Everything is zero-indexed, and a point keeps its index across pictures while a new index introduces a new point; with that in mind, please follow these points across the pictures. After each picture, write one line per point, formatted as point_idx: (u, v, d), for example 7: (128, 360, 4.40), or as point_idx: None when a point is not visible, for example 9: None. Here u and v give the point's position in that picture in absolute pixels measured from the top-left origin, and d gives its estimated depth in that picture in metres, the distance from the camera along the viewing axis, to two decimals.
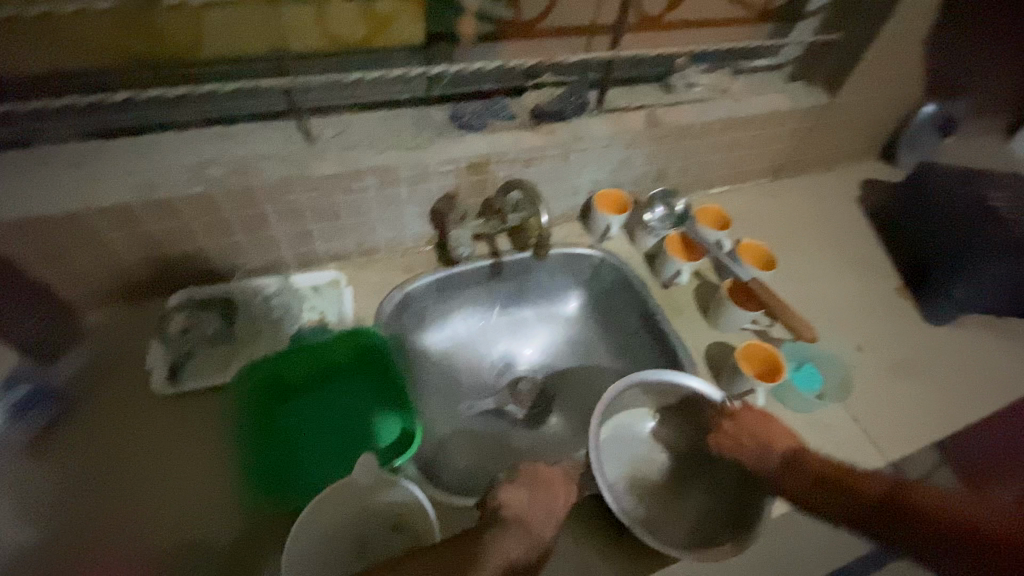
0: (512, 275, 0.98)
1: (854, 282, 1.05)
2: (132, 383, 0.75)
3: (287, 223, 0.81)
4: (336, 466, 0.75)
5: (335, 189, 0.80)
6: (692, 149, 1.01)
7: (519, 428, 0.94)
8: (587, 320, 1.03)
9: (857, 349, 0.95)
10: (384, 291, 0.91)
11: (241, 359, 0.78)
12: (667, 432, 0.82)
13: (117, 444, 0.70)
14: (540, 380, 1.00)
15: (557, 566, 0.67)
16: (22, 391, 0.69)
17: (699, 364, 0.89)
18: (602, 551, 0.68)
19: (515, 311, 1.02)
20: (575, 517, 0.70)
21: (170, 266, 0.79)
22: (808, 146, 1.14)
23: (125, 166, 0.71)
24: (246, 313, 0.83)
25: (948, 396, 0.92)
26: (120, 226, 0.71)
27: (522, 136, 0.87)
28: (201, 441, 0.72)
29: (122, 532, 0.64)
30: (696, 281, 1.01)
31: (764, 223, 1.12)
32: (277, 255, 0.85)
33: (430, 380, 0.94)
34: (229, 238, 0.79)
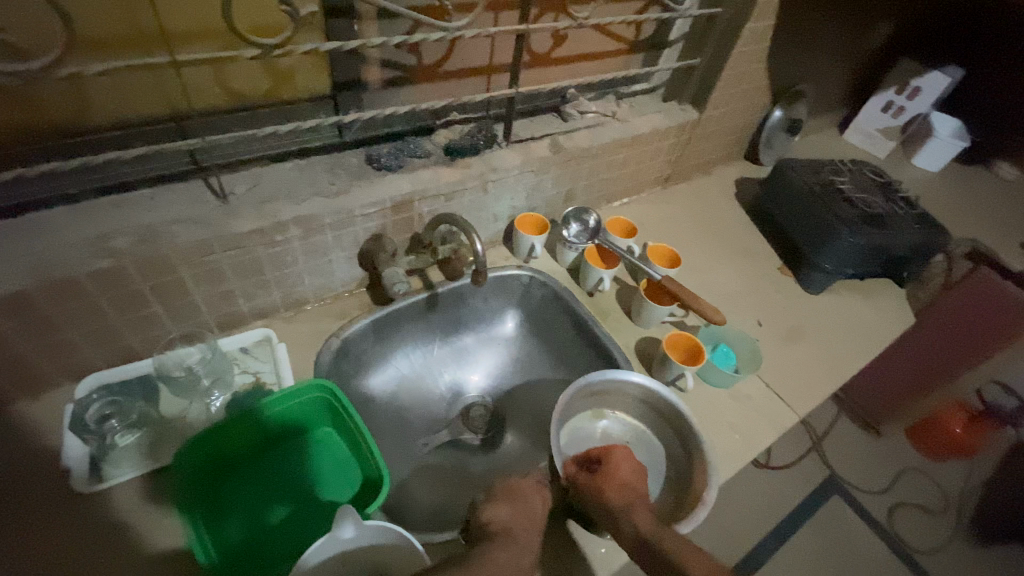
0: (447, 306, 1.01)
1: (745, 267, 1.20)
2: (41, 492, 0.66)
3: (209, 285, 0.78)
4: (300, 534, 0.70)
5: (258, 243, 0.78)
6: (593, 168, 1.12)
7: (476, 453, 0.95)
8: (524, 336, 1.08)
9: (758, 325, 1.09)
10: (321, 340, 0.89)
11: (174, 440, 0.73)
12: (617, 429, 0.88)
13: (32, 563, 0.61)
14: (490, 403, 1.03)
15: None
16: None
17: (632, 361, 0.97)
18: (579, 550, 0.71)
19: (455, 340, 1.05)
20: (558, 522, 0.74)
21: (75, 351, 0.72)
22: (688, 156, 1.30)
23: (11, 248, 0.64)
24: (173, 388, 0.77)
25: (832, 353, 1.08)
26: (12, 315, 0.63)
27: (441, 172, 0.92)
28: (139, 545, 0.64)
29: None
30: (616, 286, 1.10)
31: (664, 226, 1.25)
32: (198, 320, 0.81)
33: (380, 424, 0.92)
34: (144, 310, 0.74)
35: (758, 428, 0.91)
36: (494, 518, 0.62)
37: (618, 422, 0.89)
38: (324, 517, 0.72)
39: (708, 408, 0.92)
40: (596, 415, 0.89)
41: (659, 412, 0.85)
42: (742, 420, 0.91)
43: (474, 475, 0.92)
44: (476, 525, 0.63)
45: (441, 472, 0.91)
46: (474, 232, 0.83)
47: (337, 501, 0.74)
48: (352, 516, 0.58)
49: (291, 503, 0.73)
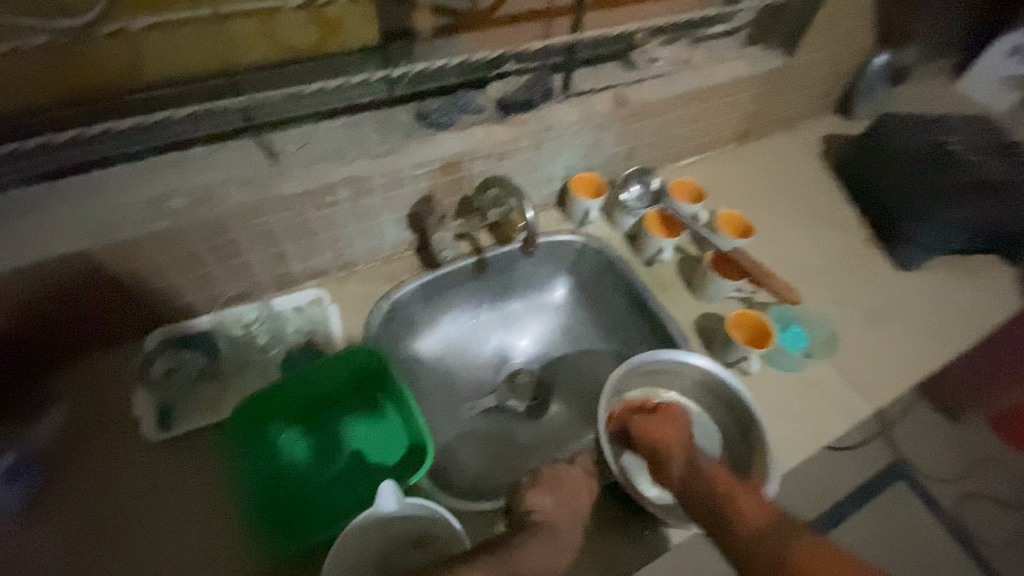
0: (496, 271, 0.97)
1: (826, 238, 1.08)
2: (115, 438, 0.70)
3: (262, 247, 0.78)
4: (349, 490, 0.73)
5: (308, 206, 0.77)
6: (660, 124, 1.02)
7: (521, 421, 0.94)
8: (575, 305, 1.04)
9: (837, 304, 0.98)
10: (371, 303, 0.89)
11: (233, 396, 0.75)
12: None
13: (111, 501, 0.66)
14: (537, 370, 1.00)
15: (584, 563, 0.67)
16: (5, 462, 0.64)
17: (691, 338, 0.91)
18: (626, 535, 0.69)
19: (504, 306, 1.02)
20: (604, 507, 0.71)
21: (142, 307, 0.75)
22: (769, 109, 1.16)
23: (81, 209, 0.67)
24: (231, 346, 0.79)
25: (921, 338, 0.96)
26: (84, 273, 0.67)
27: (493, 129, 0.86)
28: (204, 494, 0.68)
29: None
30: (678, 256, 1.03)
31: (735, 189, 1.14)
32: (254, 280, 0.82)
33: (427, 387, 0.93)
34: (202, 270, 0.75)
35: (827, 418, 0.84)
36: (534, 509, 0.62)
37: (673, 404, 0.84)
38: (371, 478, 0.74)
39: (773, 393, 0.85)
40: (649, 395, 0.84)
41: (717, 396, 0.80)
42: (810, 408, 0.85)
43: (520, 444, 0.91)
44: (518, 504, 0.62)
45: (486, 440, 0.91)
46: (527, 199, 0.79)
47: (384, 464, 0.76)
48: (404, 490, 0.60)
49: (342, 461, 0.76)
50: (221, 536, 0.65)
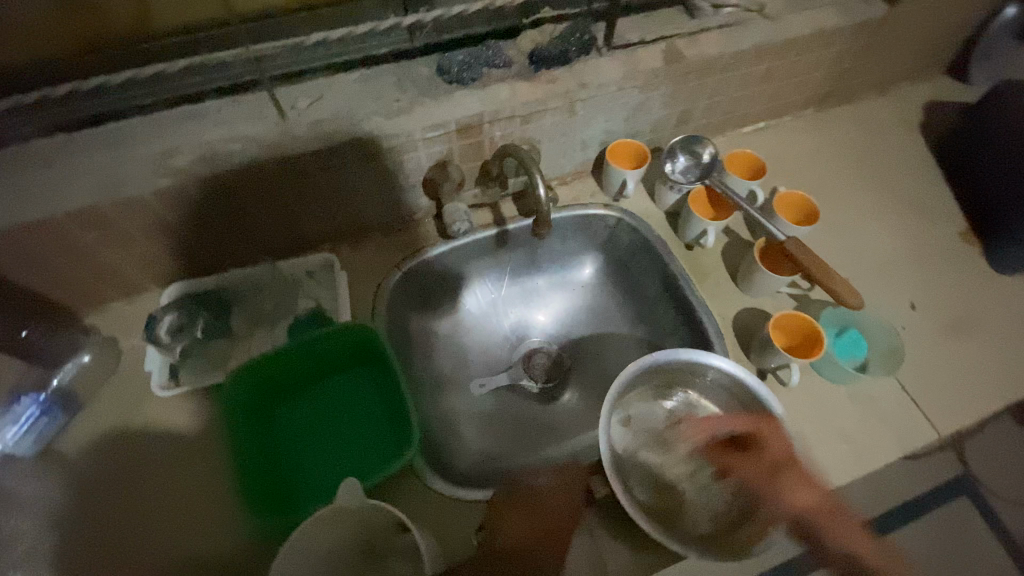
0: (518, 244, 0.91)
1: (909, 229, 0.92)
2: (129, 388, 0.72)
3: (271, 207, 0.76)
4: (341, 465, 0.72)
5: (314, 167, 0.73)
6: (719, 85, 0.88)
7: (533, 403, 0.89)
8: (602, 284, 0.96)
9: (910, 309, 0.84)
10: (383, 271, 0.85)
11: (241, 355, 0.76)
12: (690, 413, 0.76)
13: (119, 451, 0.68)
14: (556, 351, 0.94)
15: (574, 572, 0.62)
16: (26, 404, 0.67)
17: (726, 334, 0.82)
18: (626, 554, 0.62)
19: (525, 281, 0.95)
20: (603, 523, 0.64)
21: (157, 262, 0.75)
22: (860, 69, 0.97)
23: (89, 162, 0.66)
24: (241, 306, 0.79)
25: (1014, 358, 0.81)
26: (94, 228, 0.67)
27: (520, 88, 0.77)
28: (204, 452, 0.69)
29: (132, 539, 0.63)
30: (725, 239, 0.91)
31: (804, 164, 0.98)
32: (266, 240, 0.80)
33: (438, 360, 0.88)
34: (211, 229, 0.74)
35: (877, 440, 0.73)
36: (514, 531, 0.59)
37: (691, 406, 0.76)
38: (363, 452, 0.73)
39: (815, 407, 0.75)
40: (664, 395, 0.76)
41: (746, 406, 0.71)
42: (858, 428, 0.74)
43: (534, 429, 0.86)
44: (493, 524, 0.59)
45: (499, 420, 0.86)
46: (537, 173, 0.71)
47: (378, 441, 0.73)
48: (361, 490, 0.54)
49: (336, 432, 0.75)
50: (217, 496, 0.66)
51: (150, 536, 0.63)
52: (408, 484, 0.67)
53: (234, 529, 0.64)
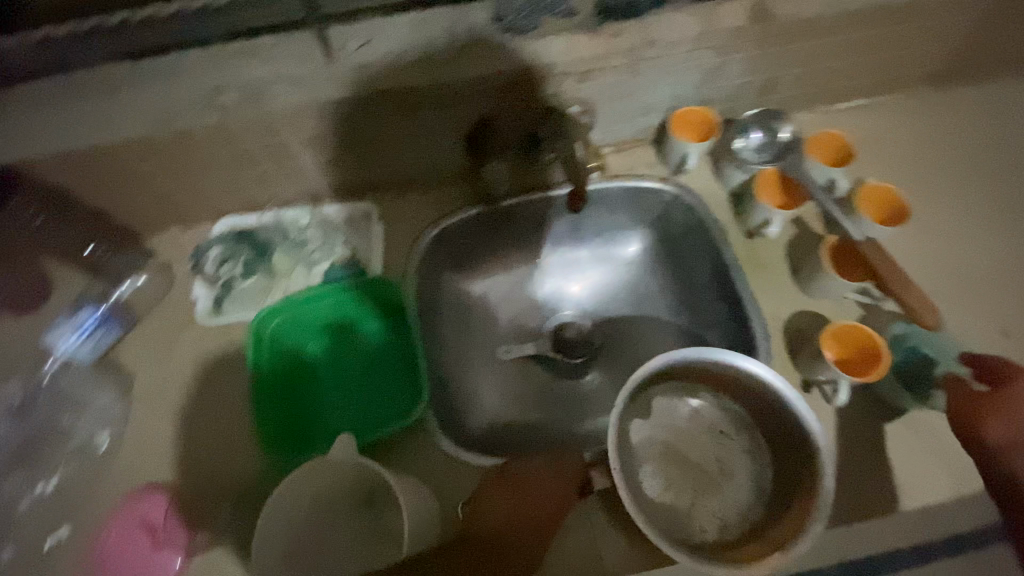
0: (562, 210, 0.84)
1: (1019, 241, 0.78)
2: (175, 311, 0.77)
3: (314, 151, 0.75)
4: (357, 413, 0.73)
5: (356, 113, 0.71)
6: (814, 52, 0.76)
7: (559, 378, 0.83)
8: (648, 263, 0.88)
9: (1000, 336, 0.72)
10: (419, 226, 0.83)
11: (277, 294, 0.78)
12: (716, 415, 0.71)
13: (161, 369, 0.73)
14: (588, 327, 0.86)
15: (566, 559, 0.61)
16: (84, 314, 0.74)
17: (773, 336, 0.75)
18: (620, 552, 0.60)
19: (568, 249, 0.89)
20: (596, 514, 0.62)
21: (207, 194, 0.78)
22: (995, 42, 0.81)
23: (145, 90, 0.68)
24: (281, 247, 0.81)
25: None
26: (148, 157, 0.70)
27: (578, 42, 0.70)
28: (232, 381, 0.73)
29: (165, 451, 0.69)
30: (792, 230, 0.82)
31: (904, 151, 0.85)
32: (309, 183, 0.81)
33: (464, 318, 0.84)
34: (256, 167, 0.76)
35: (925, 476, 0.66)
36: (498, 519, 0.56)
37: (718, 407, 0.71)
38: (379, 405, 0.74)
39: (861, 430, 0.69)
40: (688, 392, 0.71)
41: (781, 418, 0.65)
42: (905, 459, 0.67)
43: (557, 403, 0.80)
44: (477, 506, 0.58)
45: (518, 392, 0.81)
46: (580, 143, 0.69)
47: (393, 395, 0.74)
48: (352, 448, 0.54)
49: (355, 380, 0.75)
50: (240, 423, 0.70)
51: (181, 449, 0.69)
52: (416, 442, 0.68)
53: (253, 456, 0.68)
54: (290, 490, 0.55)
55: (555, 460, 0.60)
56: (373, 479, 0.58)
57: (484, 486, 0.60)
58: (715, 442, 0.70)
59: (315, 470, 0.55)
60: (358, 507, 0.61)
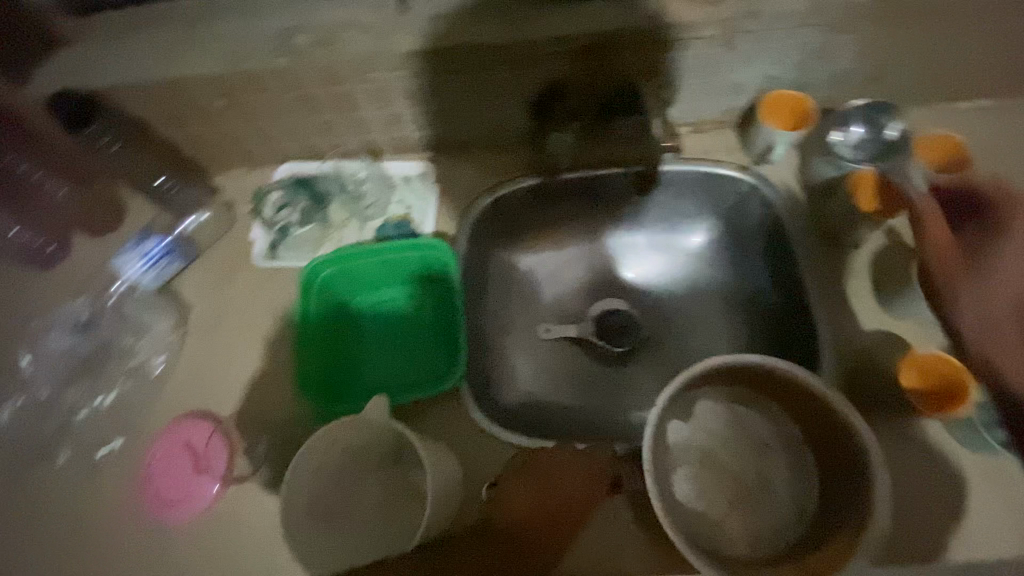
0: (626, 190, 0.80)
1: None
2: (233, 251, 0.79)
3: (377, 104, 0.74)
4: (393, 372, 0.73)
5: (423, 69, 0.68)
6: (942, 38, 0.66)
7: (599, 363, 0.80)
8: (711, 256, 0.82)
9: None
10: (475, 192, 0.81)
11: (329, 245, 0.79)
12: (766, 428, 0.66)
13: (215, 304, 0.76)
14: (636, 316, 0.82)
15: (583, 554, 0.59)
16: (149, 244, 0.76)
17: (841, 353, 0.68)
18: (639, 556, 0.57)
19: (626, 233, 0.84)
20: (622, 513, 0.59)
21: (273, 139, 0.79)
22: None
23: (222, 28, 0.68)
24: (338, 198, 0.81)
25: None
26: (218, 96, 0.70)
27: (668, 7, 0.64)
28: (279, 325, 0.74)
29: (212, 384, 0.71)
30: (882, 240, 0.74)
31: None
32: (371, 136, 0.80)
33: (510, 289, 0.81)
34: (320, 116, 0.75)
35: (992, 530, 0.60)
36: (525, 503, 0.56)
37: (768, 420, 0.66)
38: (416, 367, 0.74)
39: (927, 469, 0.63)
40: (739, 400, 0.66)
41: (834, 444, 0.60)
42: (975, 507, 0.61)
43: (595, 390, 0.78)
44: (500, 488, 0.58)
45: (557, 376, 0.78)
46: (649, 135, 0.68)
47: (431, 359, 0.74)
48: (385, 411, 0.54)
49: (396, 339, 0.75)
50: (281, 367, 0.72)
51: (227, 384, 0.71)
52: (448, 411, 0.67)
53: (289, 401, 0.70)
54: (321, 440, 0.55)
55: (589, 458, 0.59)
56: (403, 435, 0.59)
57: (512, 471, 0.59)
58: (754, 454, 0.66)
59: (344, 428, 0.55)
60: (386, 464, 0.61)
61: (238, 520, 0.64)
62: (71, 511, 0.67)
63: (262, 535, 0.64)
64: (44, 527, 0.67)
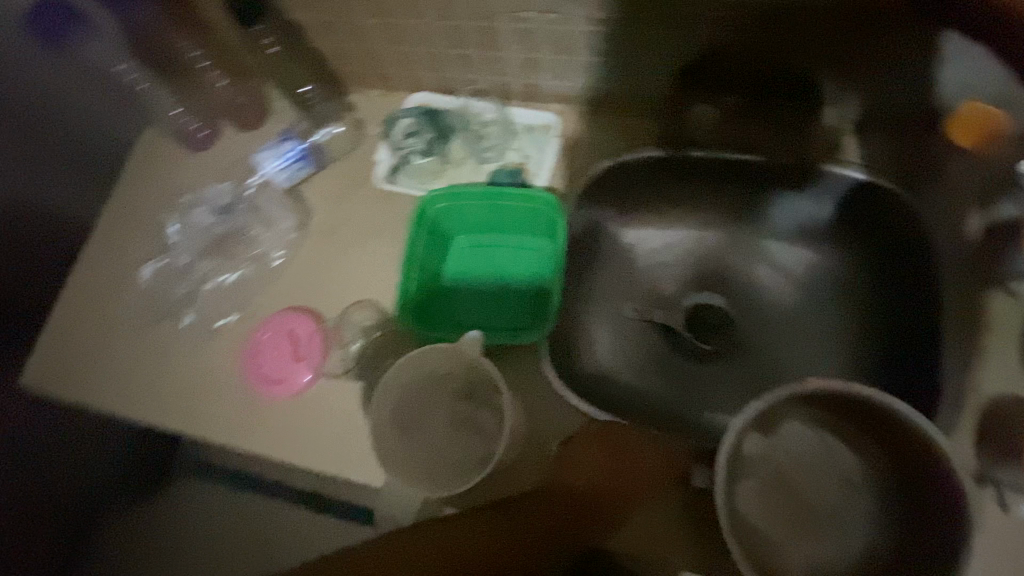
0: (761, 181, 0.74)
1: None
2: (356, 167, 0.83)
3: (520, 45, 0.73)
4: (482, 313, 0.76)
5: (577, 14, 0.66)
6: None
7: (684, 355, 0.76)
8: (834, 272, 0.75)
9: None
10: (596, 154, 0.79)
11: (445, 179, 0.81)
12: (851, 462, 0.62)
13: (333, 214, 0.81)
14: (733, 315, 0.78)
15: (633, 531, 0.60)
16: (288, 146, 0.82)
17: (962, 407, 0.63)
18: (688, 549, 0.59)
19: (748, 228, 0.78)
20: (678, 503, 0.60)
21: (412, 66, 0.80)
22: None
23: None
24: (462, 135, 0.82)
25: None
26: (376, 13, 0.73)
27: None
28: (386, 245, 0.79)
29: (320, 286, 0.78)
30: None
31: None
32: (504, 79, 0.79)
33: (609, 258, 0.79)
34: (463, 50, 0.75)
35: None
36: (582, 480, 0.56)
37: (856, 453, 0.62)
38: (502, 314, 0.76)
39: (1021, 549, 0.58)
40: (832, 428, 0.62)
41: (931, 502, 0.56)
42: None
43: (674, 378, 0.75)
44: (569, 450, 0.58)
45: (635, 359, 0.76)
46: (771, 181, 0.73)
47: (519, 310, 0.76)
48: (478, 346, 0.59)
49: (489, 283, 0.78)
50: (383, 284, 0.77)
51: (332, 289, 0.77)
52: (525, 363, 0.69)
53: (384, 316, 0.75)
54: (415, 356, 0.61)
55: (658, 444, 0.59)
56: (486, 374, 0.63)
57: (580, 440, 0.59)
58: (835, 486, 0.62)
59: (437, 351, 0.61)
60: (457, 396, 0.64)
61: (320, 411, 0.71)
62: (188, 365, 0.77)
63: (339, 429, 0.70)
64: (166, 373, 0.77)
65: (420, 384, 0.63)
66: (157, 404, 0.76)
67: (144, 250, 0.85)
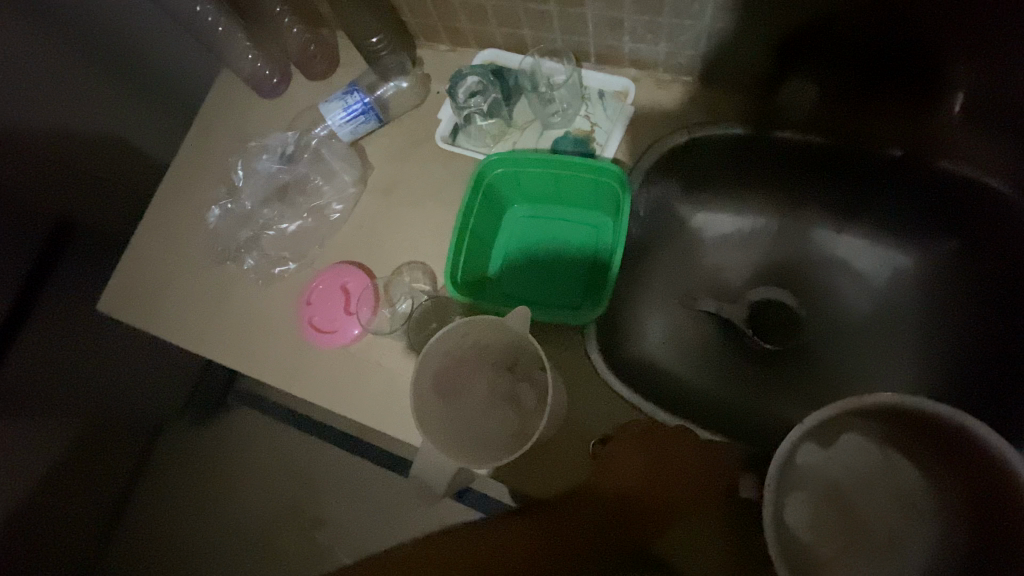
0: (857, 168, 0.66)
1: None
2: (419, 125, 0.81)
3: (602, 3, 0.66)
4: (532, 286, 0.75)
5: None
6: None
7: (741, 350, 0.72)
8: (927, 276, 0.68)
9: None
10: (671, 128, 0.73)
11: (506, 144, 0.78)
12: (920, 486, 0.57)
13: (392, 172, 0.81)
14: (802, 315, 0.73)
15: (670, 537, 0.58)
16: (354, 99, 0.79)
17: None
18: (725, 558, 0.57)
19: (835, 220, 0.71)
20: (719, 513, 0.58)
21: (485, 19, 0.76)
22: None
23: None
24: (528, 97, 0.78)
25: None
26: None
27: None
28: (442, 209, 0.77)
29: (374, 244, 0.78)
30: None
31: None
32: (581, 39, 0.74)
33: (673, 242, 0.74)
34: (539, 5, 0.70)
35: None
36: (623, 483, 0.54)
37: (926, 479, 0.56)
38: (553, 289, 0.74)
39: None
40: (899, 446, 0.57)
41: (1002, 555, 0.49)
42: None
43: (727, 374, 0.71)
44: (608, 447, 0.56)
45: (688, 349, 0.72)
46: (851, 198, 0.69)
47: (571, 287, 0.74)
48: (526, 321, 0.57)
49: (543, 256, 0.76)
50: (435, 248, 0.76)
51: (385, 247, 0.78)
52: (572, 340, 0.67)
53: (434, 280, 0.75)
54: (459, 327, 0.59)
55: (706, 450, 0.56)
56: (531, 354, 0.61)
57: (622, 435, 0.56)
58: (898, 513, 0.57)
59: (484, 322, 0.59)
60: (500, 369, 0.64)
61: (366, 365, 0.72)
62: (246, 307, 0.80)
63: (382, 385, 0.71)
64: (227, 312, 0.81)
65: (464, 353, 0.62)
66: (216, 340, 0.80)
67: (213, 192, 0.88)
